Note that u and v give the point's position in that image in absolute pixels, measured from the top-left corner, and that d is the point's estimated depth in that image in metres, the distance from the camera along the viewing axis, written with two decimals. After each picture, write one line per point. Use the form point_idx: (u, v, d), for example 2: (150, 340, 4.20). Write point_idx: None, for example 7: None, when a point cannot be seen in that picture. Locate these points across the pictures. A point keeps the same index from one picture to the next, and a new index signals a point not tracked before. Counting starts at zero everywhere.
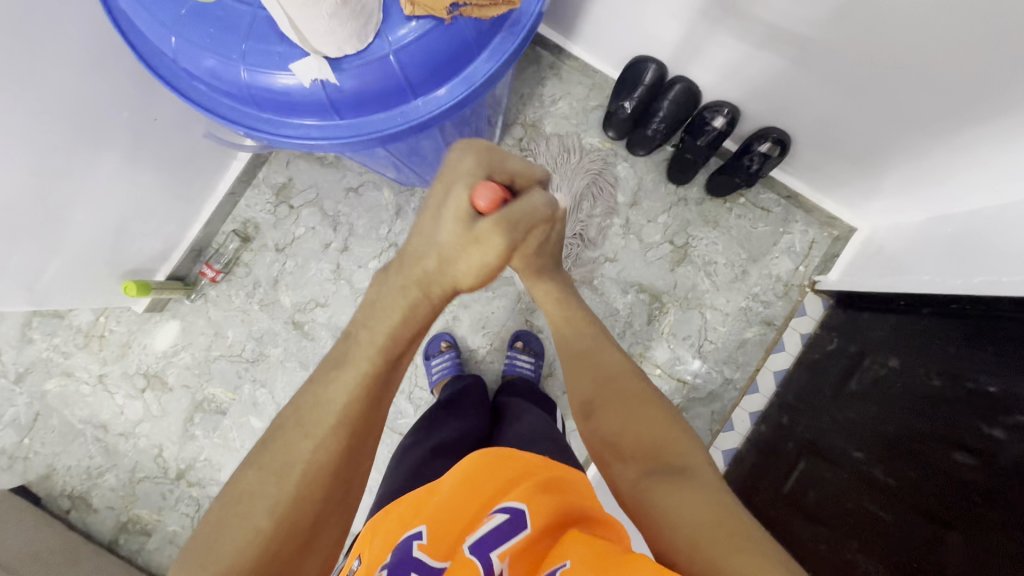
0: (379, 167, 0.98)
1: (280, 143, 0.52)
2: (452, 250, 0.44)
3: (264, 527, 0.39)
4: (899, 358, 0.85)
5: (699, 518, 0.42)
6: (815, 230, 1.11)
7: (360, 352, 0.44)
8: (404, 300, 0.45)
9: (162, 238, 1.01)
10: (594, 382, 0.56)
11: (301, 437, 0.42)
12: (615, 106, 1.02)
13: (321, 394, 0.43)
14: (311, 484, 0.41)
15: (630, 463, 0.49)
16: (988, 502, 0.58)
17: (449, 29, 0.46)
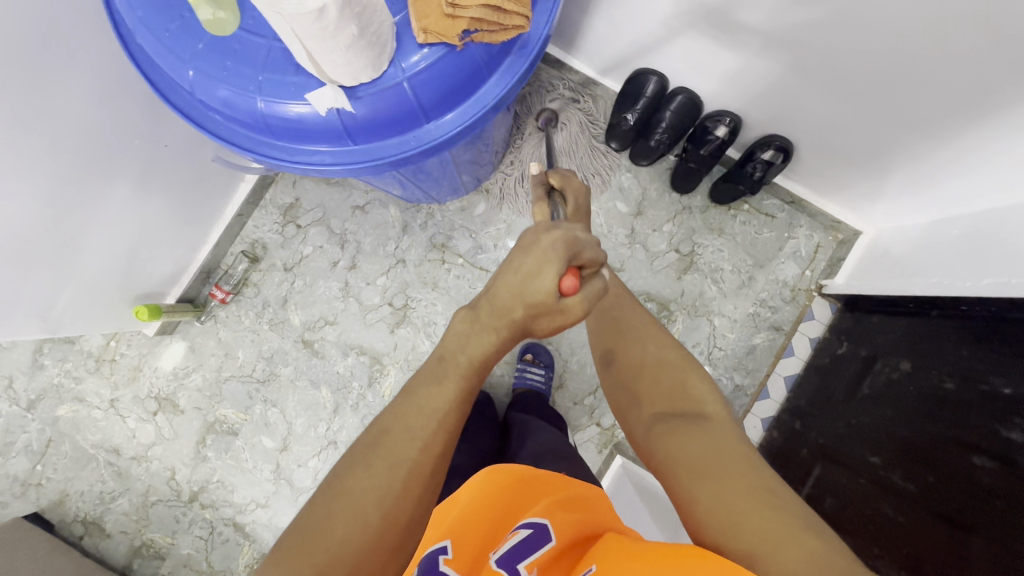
0: (385, 185, 0.98)
1: (294, 170, 0.52)
2: (535, 313, 0.44)
3: (372, 521, 0.38)
4: (911, 362, 0.85)
5: (703, 454, 0.43)
6: (820, 234, 1.11)
7: (457, 363, 0.44)
8: (486, 333, 0.45)
9: (172, 261, 1.02)
10: (619, 337, 0.59)
11: (404, 438, 0.41)
12: (617, 119, 1.03)
13: (423, 398, 0.43)
14: (415, 480, 0.40)
15: (647, 408, 0.52)
16: (1011, 507, 0.58)
17: (460, 55, 0.47)
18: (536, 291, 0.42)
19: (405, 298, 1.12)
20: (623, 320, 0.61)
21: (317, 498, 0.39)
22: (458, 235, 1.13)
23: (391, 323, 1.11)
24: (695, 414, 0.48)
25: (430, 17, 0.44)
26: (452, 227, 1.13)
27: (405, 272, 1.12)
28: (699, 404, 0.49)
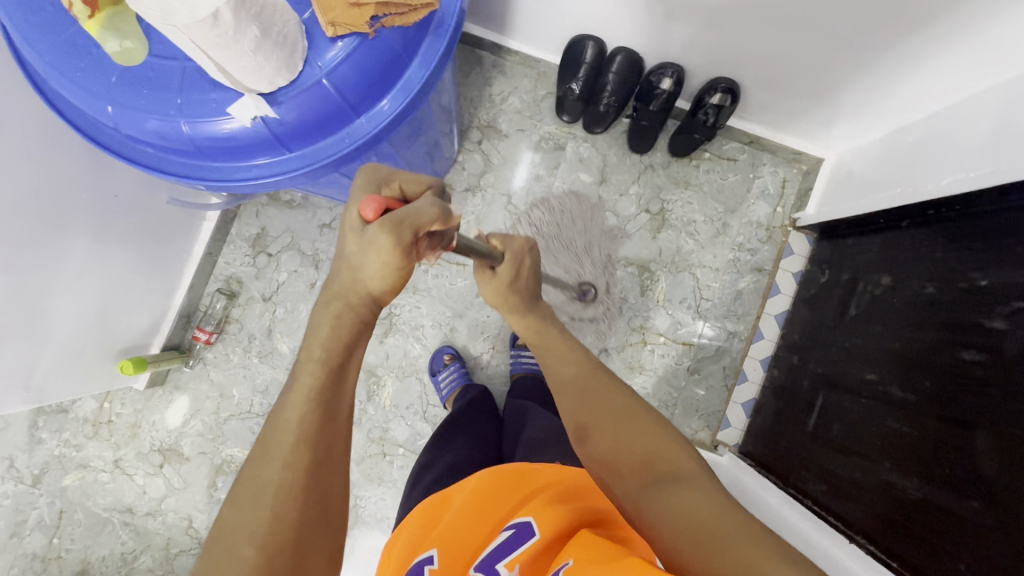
0: (347, 197, 0.98)
1: (237, 188, 0.52)
2: (357, 258, 0.47)
3: (249, 557, 0.37)
4: (891, 275, 0.85)
5: (695, 518, 0.39)
6: (784, 168, 1.12)
7: (306, 367, 0.45)
8: (330, 316, 0.48)
9: (148, 311, 1.01)
10: (587, 406, 0.54)
11: (266, 461, 0.41)
12: (564, 90, 1.03)
13: (279, 415, 0.43)
14: (286, 501, 0.40)
15: (628, 478, 0.47)
16: (1007, 396, 0.59)
17: (375, 43, 0.47)
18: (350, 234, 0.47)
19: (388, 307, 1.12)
20: (589, 385, 0.57)
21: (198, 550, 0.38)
22: None
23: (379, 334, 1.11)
24: (678, 475, 0.44)
25: (337, 10, 0.44)
26: None
27: None
28: (678, 463, 0.45)
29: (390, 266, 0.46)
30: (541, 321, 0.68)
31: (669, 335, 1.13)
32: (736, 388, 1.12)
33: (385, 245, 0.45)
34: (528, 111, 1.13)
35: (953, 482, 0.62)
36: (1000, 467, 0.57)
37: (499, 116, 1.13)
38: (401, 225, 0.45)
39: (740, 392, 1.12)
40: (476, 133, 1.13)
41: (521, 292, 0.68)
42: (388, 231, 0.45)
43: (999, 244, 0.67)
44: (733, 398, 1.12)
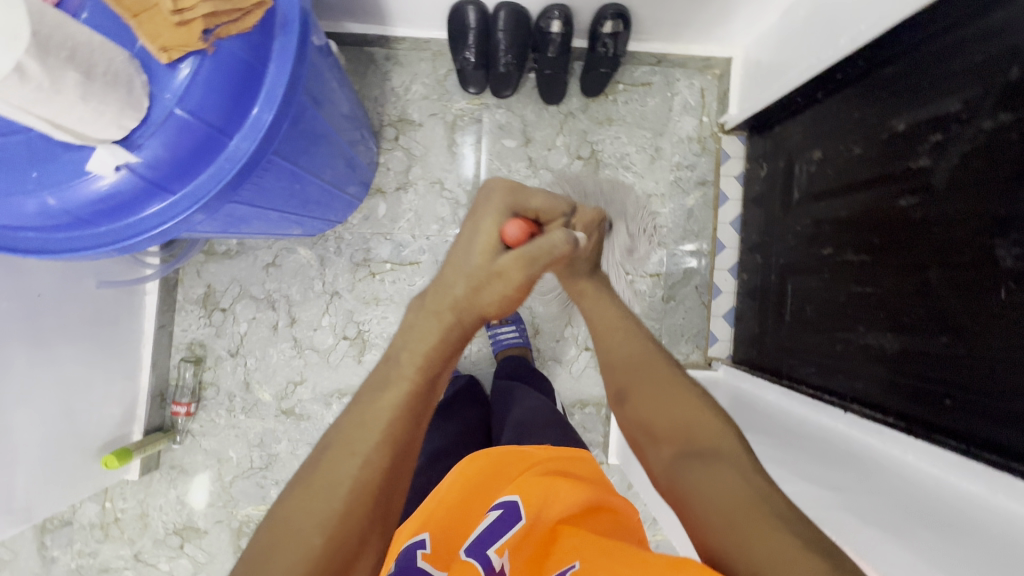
0: (280, 230, 0.96)
1: (136, 245, 0.49)
2: (479, 280, 0.47)
3: (315, 546, 0.36)
4: (820, 149, 0.85)
5: (734, 505, 0.40)
6: (698, 78, 1.12)
7: (402, 372, 0.44)
8: (437, 326, 0.46)
9: (117, 401, 0.99)
10: (625, 367, 0.52)
11: (346, 457, 0.40)
12: (460, 62, 0.99)
13: (366, 411, 0.42)
14: (361, 500, 0.39)
15: (664, 447, 0.47)
16: (949, 226, 0.60)
17: (217, 57, 0.45)
18: (473, 257, 0.48)
19: (356, 325, 1.10)
20: (626, 345, 0.54)
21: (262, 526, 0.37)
22: (375, 244, 1.10)
23: (355, 355, 1.10)
24: (717, 453, 0.44)
25: (164, 35, 0.43)
26: (366, 240, 1.10)
27: (344, 302, 1.10)
28: (716, 440, 0.45)
29: (509, 295, 0.48)
30: (596, 291, 0.59)
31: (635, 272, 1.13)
32: (713, 302, 1.13)
33: (515, 278, 0.47)
34: (435, 94, 1.10)
35: (921, 326, 0.63)
36: (963, 299, 0.58)
37: (408, 108, 1.11)
38: (534, 261, 0.47)
39: (717, 306, 1.13)
40: (390, 130, 1.10)
41: (582, 257, 0.60)
42: (524, 263, 0.47)
43: (909, 85, 0.67)
44: (712, 313, 1.13)
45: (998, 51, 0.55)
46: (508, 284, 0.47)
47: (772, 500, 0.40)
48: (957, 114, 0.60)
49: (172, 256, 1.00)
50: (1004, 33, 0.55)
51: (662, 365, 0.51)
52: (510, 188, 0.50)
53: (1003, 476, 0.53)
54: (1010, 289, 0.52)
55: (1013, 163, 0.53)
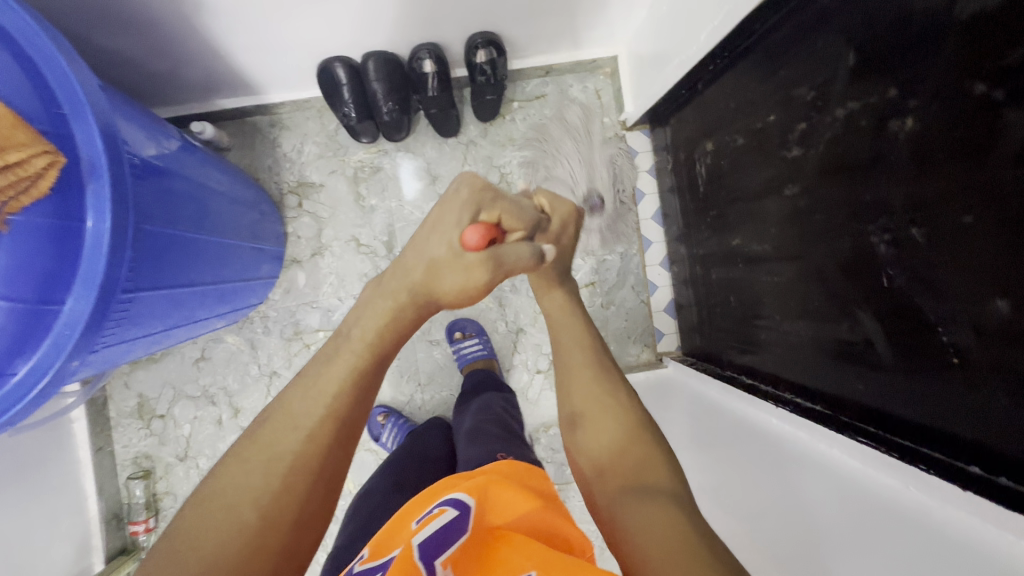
0: (206, 328, 0.90)
1: (15, 416, 0.45)
2: (438, 274, 0.46)
3: (248, 521, 0.34)
4: (711, 141, 0.85)
5: (661, 538, 0.34)
6: (591, 80, 1.10)
7: (349, 349, 0.43)
8: (393, 308, 0.45)
9: (68, 540, 0.93)
10: (585, 397, 0.50)
11: (289, 429, 0.38)
12: (342, 118, 0.96)
13: (312, 383, 0.40)
14: (300, 470, 0.37)
15: (608, 479, 0.43)
16: (825, 214, 0.60)
17: (14, 233, 0.44)
18: (437, 251, 0.45)
19: None
20: (589, 382, 0.51)
21: (196, 500, 0.35)
22: (303, 314, 1.07)
23: None
24: (656, 489, 0.39)
25: None
26: (293, 313, 1.07)
27: (285, 380, 1.07)
28: (657, 476, 0.41)
29: (466, 292, 0.46)
30: (568, 300, 0.61)
31: None
32: (652, 299, 1.13)
33: (479, 279, 0.46)
34: (329, 150, 1.07)
35: (826, 314, 0.63)
36: (853, 287, 0.58)
37: (305, 169, 1.07)
38: (499, 265, 0.46)
39: (657, 301, 1.13)
40: (293, 197, 1.07)
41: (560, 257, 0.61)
42: (484, 265, 0.45)
43: (770, 74, 0.67)
44: (653, 310, 1.13)
45: (832, 39, 0.55)
46: (472, 282, 0.46)
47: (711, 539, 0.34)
48: (813, 101, 0.59)
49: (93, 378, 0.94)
50: (837, 20, 0.54)
51: (624, 399, 0.49)
52: (475, 188, 0.47)
53: (913, 469, 0.51)
54: (891, 277, 0.52)
55: (867, 150, 0.52)
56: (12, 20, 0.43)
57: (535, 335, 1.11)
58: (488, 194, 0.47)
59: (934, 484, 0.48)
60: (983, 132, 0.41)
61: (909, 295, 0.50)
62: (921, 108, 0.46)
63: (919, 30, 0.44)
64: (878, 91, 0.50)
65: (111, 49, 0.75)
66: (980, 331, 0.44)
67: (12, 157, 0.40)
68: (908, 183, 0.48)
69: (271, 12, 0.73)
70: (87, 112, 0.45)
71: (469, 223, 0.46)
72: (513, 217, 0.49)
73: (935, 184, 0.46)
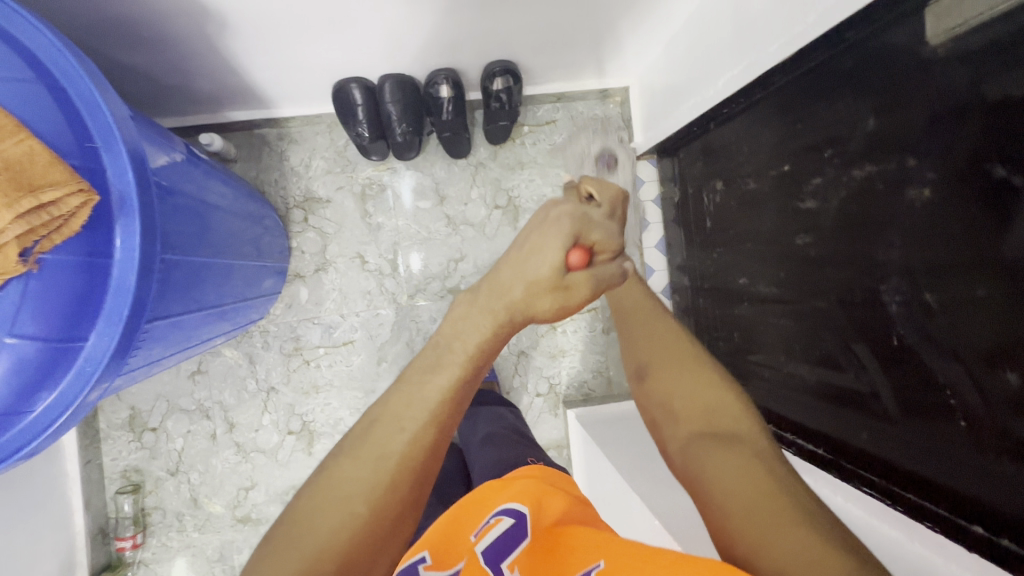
0: (208, 344, 0.88)
1: (38, 446, 0.44)
2: (532, 294, 0.40)
3: (361, 513, 0.34)
4: (721, 181, 0.87)
5: (747, 487, 0.36)
6: (601, 108, 1.12)
7: (452, 354, 0.39)
8: (485, 327, 0.39)
9: (54, 557, 0.91)
10: (650, 345, 0.49)
11: (396, 431, 0.36)
12: (354, 137, 0.95)
13: (415, 390, 0.37)
14: (404, 478, 0.35)
15: (683, 426, 0.43)
16: (837, 267, 0.62)
17: (42, 273, 0.43)
18: (539, 269, 0.39)
19: (300, 418, 1.06)
20: (656, 330, 0.50)
21: (309, 484, 0.35)
22: (303, 330, 1.06)
23: (305, 448, 1.06)
24: (736, 436, 0.40)
25: None
26: (294, 328, 1.06)
27: (282, 396, 1.06)
28: (735, 424, 0.41)
29: (565, 311, 0.41)
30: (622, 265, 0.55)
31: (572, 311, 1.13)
32: None
33: (579, 298, 0.41)
34: (338, 166, 1.06)
35: (832, 359, 0.65)
36: (861, 338, 0.60)
37: (312, 184, 1.06)
38: (598, 286, 0.41)
39: None
40: (298, 211, 1.06)
41: None
42: (589, 285, 0.40)
43: (786, 125, 0.69)
44: None
45: (853, 102, 0.57)
46: (571, 301, 0.41)
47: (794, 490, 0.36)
48: (830, 158, 0.61)
49: None
50: (858, 84, 0.56)
51: (690, 347, 0.48)
52: (579, 211, 0.42)
53: (918, 525, 0.55)
54: (901, 334, 0.54)
55: (882, 213, 0.54)
56: (12, 21, 0.42)
57: (536, 358, 1.12)
58: (584, 214, 0.42)
59: (947, 546, 0.50)
60: (996, 212, 0.43)
61: (916, 354, 0.53)
62: (938, 181, 0.48)
63: (942, 104, 0.47)
64: (895, 159, 0.52)
65: (126, 62, 0.73)
66: (985, 398, 0.46)
67: (46, 198, 0.39)
68: (921, 250, 0.51)
69: (292, 33, 0.73)
70: (118, 145, 0.45)
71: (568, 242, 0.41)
72: (611, 230, 0.44)
73: (950, 253, 0.48)
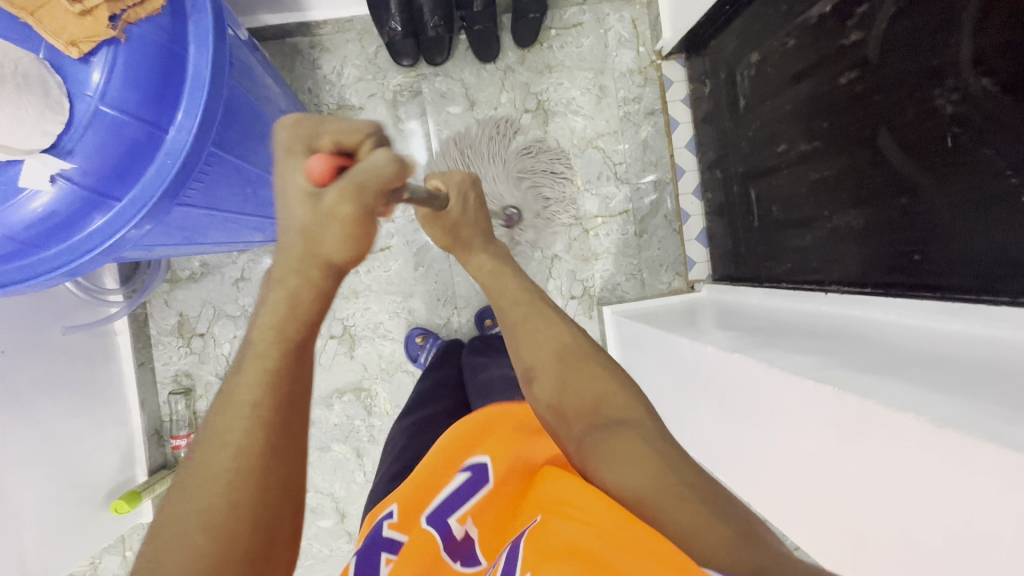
0: (241, 239, 0.90)
1: (82, 265, 0.53)
2: (311, 234, 0.39)
3: (202, 543, 0.31)
4: (758, 51, 0.86)
5: (640, 477, 0.39)
6: (628, 9, 1.11)
7: (262, 347, 0.38)
8: (287, 289, 0.39)
9: (114, 446, 0.96)
10: (532, 347, 0.54)
11: (217, 446, 0.34)
12: (388, 35, 0.95)
13: (229, 397, 0.36)
14: (239, 485, 0.33)
15: (574, 421, 0.47)
16: (884, 92, 0.62)
17: (129, 44, 0.50)
18: (296, 205, 0.38)
19: (341, 322, 1.08)
20: (539, 329, 0.55)
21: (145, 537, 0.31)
22: None
23: (347, 351, 1.09)
24: (624, 424, 0.45)
25: (69, 29, 0.48)
26: None
27: None
28: (623, 411, 0.46)
29: (351, 235, 0.39)
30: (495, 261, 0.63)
31: (605, 215, 1.13)
32: (685, 227, 1.14)
33: (349, 214, 0.38)
34: (369, 74, 1.07)
35: (878, 191, 0.65)
36: (909, 158, 0.60)
37: (344, 92, 1.07)
38: (368, 188, 0.38)
39: (690, 230, 1.14)
40: None
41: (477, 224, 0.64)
42: (352, 196, 0.38)
43: None
44: (686, 239, 1.14)
45: None
46: (344, 221, 0.38)
47: (685, 473, 0.39)
48: None
49: (135, 289, 0.98)
50: None
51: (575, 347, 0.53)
52: (292, 124, 0.40)
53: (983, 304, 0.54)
54: (955, 135, 0.54)
55: (936, 15, 0.54)
56: None
57: (570, 261, 1.12)
58: (303, 120, 0.40)
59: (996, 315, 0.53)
60: None
61: (972, 150, 0.53)
62: None
63: None
64: None
65: None
66: None
67: None
68: (980, 39, 0.50)
69: None
70: None
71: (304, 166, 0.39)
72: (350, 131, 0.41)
73: (1002, 34, 0.48)
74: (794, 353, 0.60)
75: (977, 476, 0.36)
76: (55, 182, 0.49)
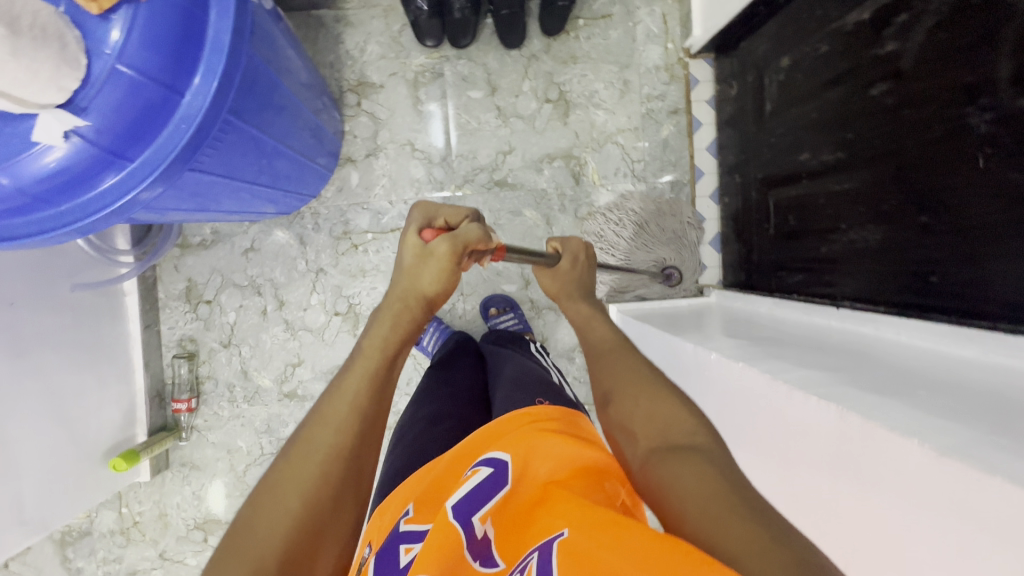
0: (253, 209, 0.90)
1: (93, 223, 0.53)
2: (414, 271, 0.48)
3: (293, 508, 0.35)
4: (789, 55, 0.84)
5: (700, 495, 0.35)
6: (659, 4, 1.09)
7: (366, 353, 0.44)
8: (391, 314, 0.47)
9: (116, 403, 0.97)
10: (614, 373, 0.50)
11: (322, 425, 0.39)
12: (413, 14, 0.94)
13: (336, 389, 0.42)
14: (333, 459, 0.38)
15: (640, 441, 0.43)
16: (915, 106, 0.60)
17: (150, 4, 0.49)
18: (408, 252, 0.49)
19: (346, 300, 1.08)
20: (619, 358, 0.52)
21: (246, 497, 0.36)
22: (353, 215, 1.08)
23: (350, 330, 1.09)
24: (695, 447, 0.40)
25: None
26: (343, 212, 1.08)
27: (330, 278, 1.08)
28: (694, 433, 0.41)
29: (443, 270, 0.48)
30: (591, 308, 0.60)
31: None
32: (699, 230, 1.12)
33: (443, 255, 0.47)
34: (392, 52, 1.06)
35: (898, 210, 0.64)
36: (934, 177, 0.59)
37: (365, 69, 1.07)
38: (459, 239, 0.48)
39: (704, 234, 1.12)
40: (352, 95, 1.07)
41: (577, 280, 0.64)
42: (445, 240, 0.47)
43: None
44: (699, 242, 1.12)
45: None
46: (440, 260, 0.47)
47: (752, 498, 0.35)
48: None
49: (146, 252, 0.99)
50: None
51: (651, 373, 0.48)
52: (422, 208, 0.53)
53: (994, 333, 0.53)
54: (986, 157, 0.53)
55: (978, 31, 0.52)
56: None
57: None
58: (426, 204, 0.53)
59: (1005, 341, 0.53)
60: None
61: (1001, 174, 0.51)
62: None
63: None
64: None
65: None
66: None
67: None
68: (1020, 57, 0.48)
69: None
70: None
71: (420, 230, 0.51)
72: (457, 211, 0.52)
73: None
74: (797, 366, 0.60)
75: (973, 511, 0.35)
76: (67, 138, 0.49)
